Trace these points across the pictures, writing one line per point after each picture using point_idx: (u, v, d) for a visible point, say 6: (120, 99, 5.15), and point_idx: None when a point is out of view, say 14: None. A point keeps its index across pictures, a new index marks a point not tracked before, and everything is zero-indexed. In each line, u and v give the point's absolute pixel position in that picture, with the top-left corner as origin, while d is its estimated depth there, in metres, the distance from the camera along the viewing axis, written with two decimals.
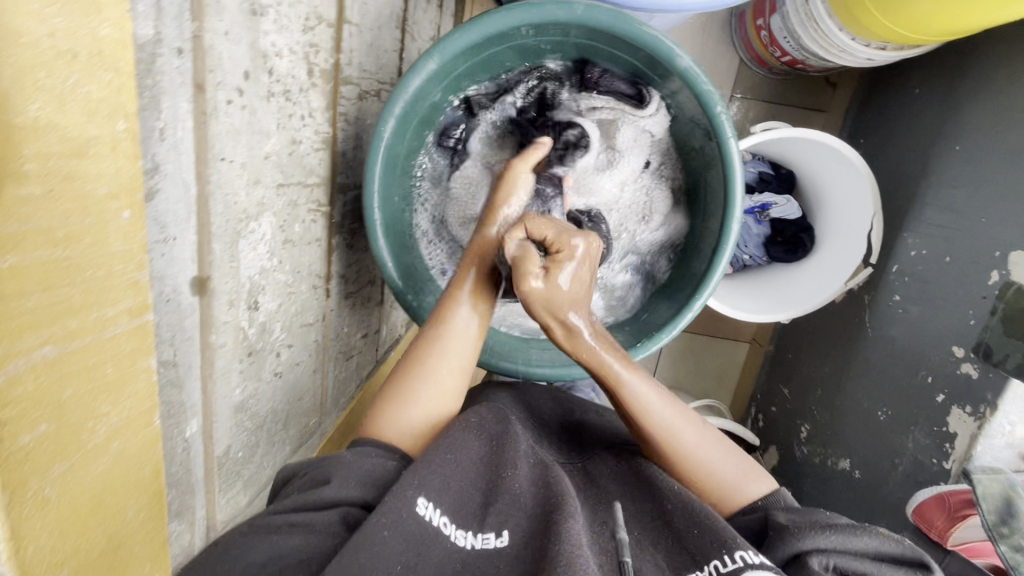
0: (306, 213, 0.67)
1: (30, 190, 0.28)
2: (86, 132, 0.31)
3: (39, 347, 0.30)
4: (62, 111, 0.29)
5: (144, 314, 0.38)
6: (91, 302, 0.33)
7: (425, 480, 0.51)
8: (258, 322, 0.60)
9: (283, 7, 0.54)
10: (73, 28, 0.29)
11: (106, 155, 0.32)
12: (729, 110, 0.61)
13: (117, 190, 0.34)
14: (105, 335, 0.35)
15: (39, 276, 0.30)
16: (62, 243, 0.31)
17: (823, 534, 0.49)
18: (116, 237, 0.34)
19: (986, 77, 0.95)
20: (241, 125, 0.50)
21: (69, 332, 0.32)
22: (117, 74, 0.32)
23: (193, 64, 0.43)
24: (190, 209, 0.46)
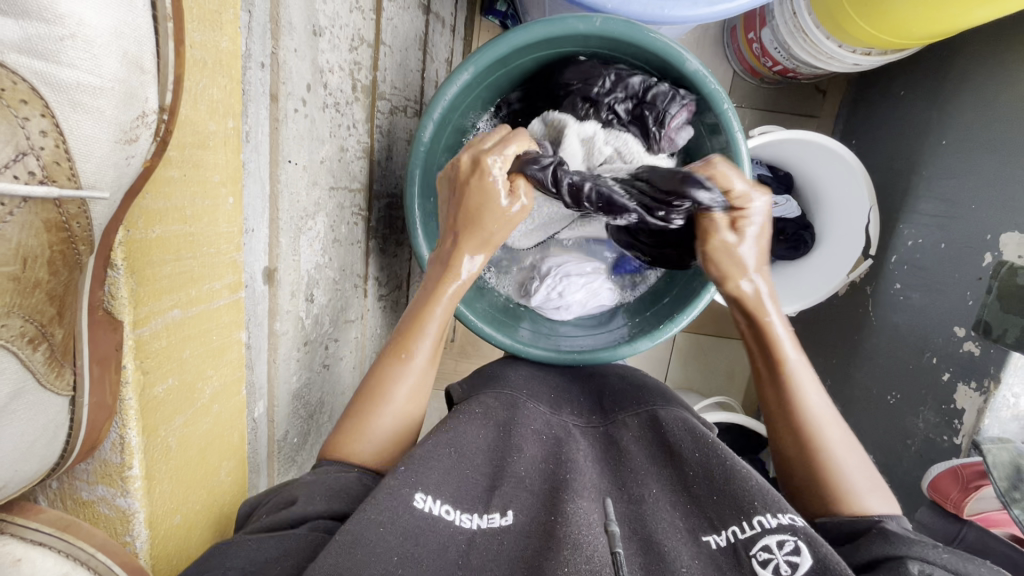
0: (350, 216, 0.73)
1: (171, 172, 0.41)
2: (209, 127, 0.43)
3: (170, 310, 0.44)
4: (195, 109, 0.41)
5: (238, 291, 0.51)
6: (205, 275, 0.46)
7: (422, 474, 0.52)
8: (313, 314, 0.65)
9: (335, 29, 0.61)
10: (206, 41, 0.41)
11: (221, 147, 0.45)
12: (734, 108, 0.67)
13: (225, 178, 0.46)
14: (215, 306, 0.48)
15: (172, 248, 0.42)
16: (190, 220, 0.43)
17: (934, 550, 0.47)
18: (224, 219, 0.47)
19: (965, 75, 1.03)
20: (304, 132, 0.56)
21: (190, 299, 0.45)
22: (230, 79, 0.44)
23: (271, 77, 0.50)
24: (264, 205, 0.53)
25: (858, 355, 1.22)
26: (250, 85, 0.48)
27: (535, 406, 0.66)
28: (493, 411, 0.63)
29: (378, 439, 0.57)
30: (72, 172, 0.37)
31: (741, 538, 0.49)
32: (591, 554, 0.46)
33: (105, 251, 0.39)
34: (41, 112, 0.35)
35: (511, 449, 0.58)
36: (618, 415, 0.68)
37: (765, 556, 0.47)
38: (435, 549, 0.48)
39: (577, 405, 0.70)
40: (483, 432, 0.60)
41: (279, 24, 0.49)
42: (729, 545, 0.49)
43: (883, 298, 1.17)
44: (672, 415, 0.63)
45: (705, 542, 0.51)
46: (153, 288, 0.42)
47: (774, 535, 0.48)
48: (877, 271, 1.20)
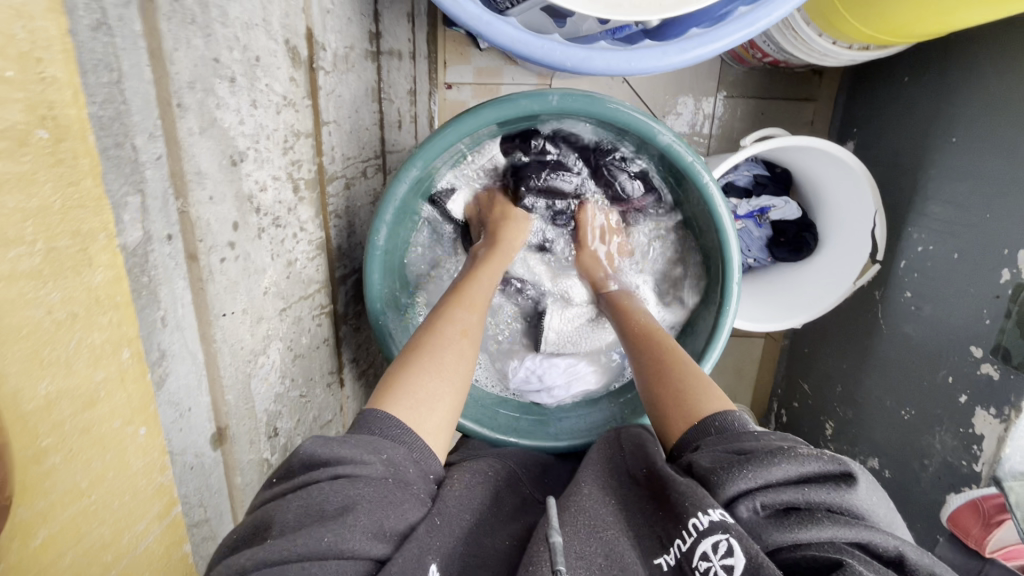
0: (311, 321, 0.68)
1: (52, 460, 0.34)
2: (94, 379, 0.36)
3: (62, 562, 0.36)
4: (70, 373, 0.34)
5: (172, 509, 0.45)
6: (122, 529, 0.40)
7: (424, 543, 0.47)
8: (279, 445, 0.61)
9: (261, 142, 0.54)
10: (69, 294, 0.33)
11: (117, 391, 0.37)
12: (717, 179, 0.60)
13: (130, 417, 0.38)
14: (140, 545, 0.42)
15: (71, 529, 0.36)
16: (88, 490, 0.37)
17: (742, 475, 0.49)
18: (135, 456, 0.40)
19: (973, 66, 0.93)
20: (238, 276, 0.51)
21: (104, 560, 0.39)
22: (116, 312, 0.36)
23: (184, 238, 0.44)
24: (200, 375, 0.47)
25: (870, 362, 1.17)
26: (157, 268, 0.41)
27: (533, 491, 0.63)
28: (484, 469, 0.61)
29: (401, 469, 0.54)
30: None
31: (684, 552, 0.47)
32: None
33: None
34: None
35: (495, 525, 0.55)
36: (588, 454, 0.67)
37: (704, 566, 0.45)
38: None
39: (560, 475, 0.69)
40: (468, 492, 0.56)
41: (185, 178, 0.43)
42: (676, 564, 0.47)
43: (893, 305, 1.11)
44: (630, 431, 0.64)
45: (657, 565, 0.48)
46: (43, 558, 0.35)
47: (709, 537, 0.45)
48: (885, 276, 1.13)
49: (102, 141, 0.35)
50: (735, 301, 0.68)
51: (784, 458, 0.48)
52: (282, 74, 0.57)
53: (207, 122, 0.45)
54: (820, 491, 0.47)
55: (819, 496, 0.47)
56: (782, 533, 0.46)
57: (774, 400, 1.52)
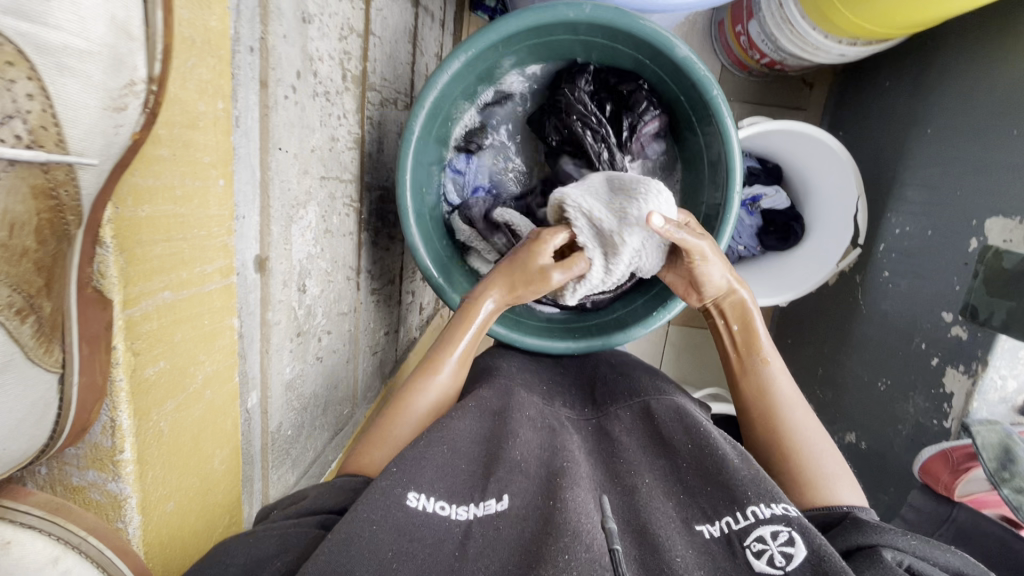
0: (342, 207, 0.72)
1: (161, 151, 0.41)
2: (199, 107, 0.43)
3: (161, 292, 0.43)
4: (183, 88, 0.41)
5: (230, 275, 0.50)
6: (197, 259, 0.46)
7: (411, 472, 0.52)
8: (306, 305, 0.64)
9: (324, 17, 0.60)
10: (193, 17, 0.41)
11: (210, 127, 0.45)
12: (724, 93, 0.68)
13: (216, 160, 0.46)
14: (206, 290, 0.48)
15: (163, 228, 0.42)
16: (181, 200, 0.43)
17: (903, 536, 0.50)
18: (214, 202, 0.46)
19: (947, 65, 1.05)
20: (295, 120, 0.56)
21: (181, 281, 0.45)
22: (218, 60, 0.44)
23: (260, 62, 0.50)
24: (255, 191, 0.53)
25: (849, 343, 1.23)
26: (239, 70, 0.48)
27: (528, 396, 0.68)
28: (486, 401, 0.64)
29: (393, 453, 0.60)
30: (59, 139, 0.36)
31: (734, 530, 0.50)
32: (590, 543, 0.46)
33: (94, 227, 0.39)
34: (27, 74, 0.34)
35: (507, 435, 0.59)
36: (610, 407, 0.70)
37: (758, 548, 0.48)
38: (430, 542, 0.47)
39: (569, 398, 0.73)
40: (475, 424, 0.60)
41: (268, 9, 0.49)
42: (723, 536, 0.50)
43: (871, 286, 1.18)
44: (665, 405, 0.65)
45: (698, 531, 0.51)
46: (142, 269, 0.41)
47: (769, 525, 0.49)
48: (866, 260, 1.21)
49: None
50: (733, 218, 0.71)
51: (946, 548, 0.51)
52: None
53: None
54: None
55: None
56: None
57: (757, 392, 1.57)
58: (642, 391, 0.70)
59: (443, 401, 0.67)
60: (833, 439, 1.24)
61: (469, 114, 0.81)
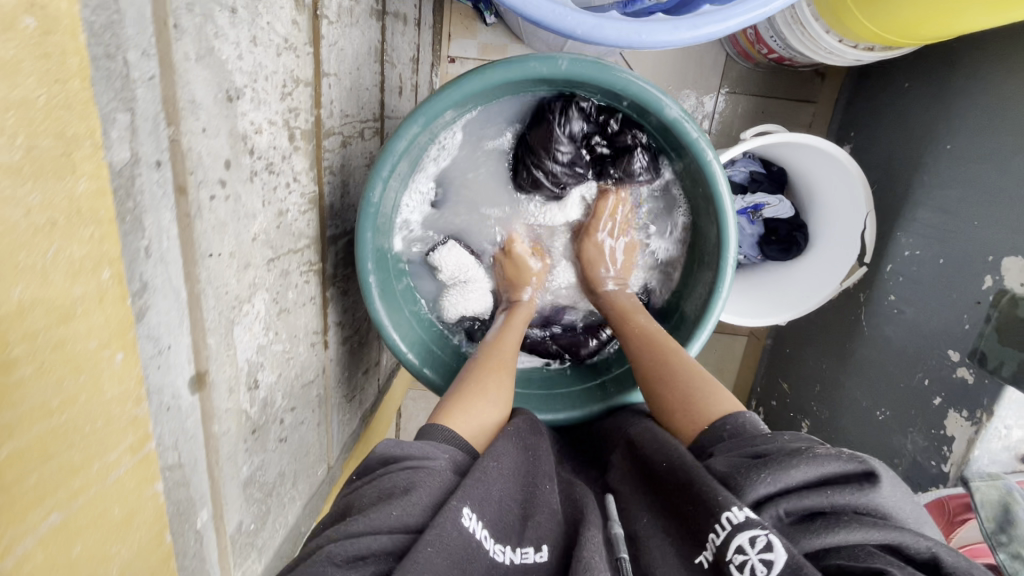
0: (299, 276, 0.66)
1: (21, 370, 0.31)
2: (72, 293, 0.33)
3: (47, 517, 0.36)
4: (45, 283, 0.31)
5: (145, 444, 0.42)
6: (91, 458, 0.37)
7: (470, 490, 0.50)
8: (259, 398, 0.59)
9: (258, 82, 0.52)
10: (47, 200, 0.30)
11: (95, 310, 0.34)
12: (720, 158, 0.61)
13: (106, 339, 0.35)
14: (109, 482, 0.39)
15: (36, 450, 0.33)
16: (57, 409, 0.34)
17: (762, 480, 0.48)
18: (109, 383, 0.37)
19: (974, 76, 0.94)
20: (227, 216, 0.49)
21: (72, 492, 0.37)
22: (97, 227, 0.33)
23: (174, 169, 0.42)
24: (183, 313, 0.45)
25: (849, 362, 1.18)
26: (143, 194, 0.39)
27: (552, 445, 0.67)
28: (522, 433, 0.63)
29: (475, 424, 0.62)
30: None
31: (719, 547, 0.45)
32: None
33: None
34: None
35: (540, 480, 0.57)
36: (608, 454, 0.68)
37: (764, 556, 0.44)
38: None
39: (576, 458, 0.70)
40: (515, 454, 0.59)
41: (179, 105, 0.41)
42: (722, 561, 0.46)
43: (876, 308, 1.12)
44: (644, 431, 0.63)
45: (697, 563, 0.47)
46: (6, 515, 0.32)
47: (746, 531, 0.43)
48: (871, 279, 1.15)
49: (92, 50, 0.33)
50: (728, 283, 0.69)
51: (802, 461, 0.47)
52: (284, 15, 0.55)
53: (204, 49, 0.43)
54: (840, 492, 0.46)
55: (841, 499, 0.46)
56: (810, 539, 0.45)
57: (751, 397, 1.53)
58: (628, 427, 0.68)
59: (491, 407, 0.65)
60: None
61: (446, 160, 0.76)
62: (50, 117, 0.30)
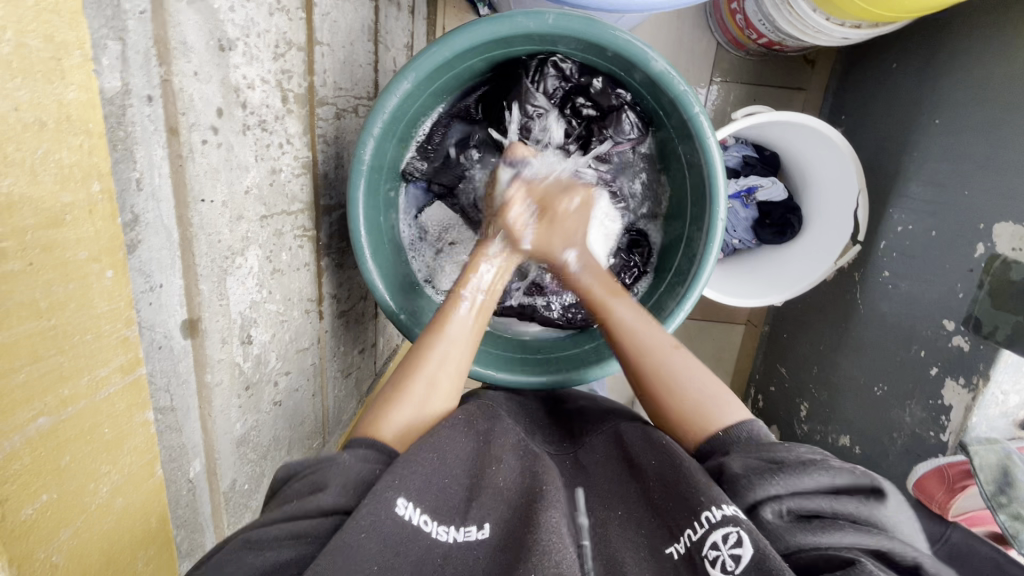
0: (293, 240, 0.67)
1: (12, 266, 0.31)
2: (60, 199, 0.33)
3: (34, 420, 0.35)
4: (35, 181, 0.31)
5: (136, 368, 0.42)
6: (81, 367, 0.37)
7: (404, 480, 0.50)
8: (252, 355, 0.60)
9: (252, 38, 0.53)
10: (38, 98, 0.30)
11: (85, 220, 0.34)
12: (706, 110, 0.62)
13: (97, 252, 0.36)
14: (100, 396, 0.40)
15: (28, 350, 0.34)
16: (47, 312, 0.34)
17: (775, 480, 0.50)
18: (100, 297, 0.37)
19: (960, 51, 0.95)
20: (219, 164, 0.50)
21: (62, 400, 0.37)
22: (87, 136, 0.33)
23: (165, 109, 0.43)
24: (174, 256, 0.47)
25: (846, 342, 1.18)
26: (134, 126, 0.40)
27: (513, 420, 0.65)
28: (472, 419, 0.61)
29: (415, 412, 0.60)
30: None
31: (694, 542, 0.48)
32: (558, 562, 0.46)
33: None
34: None
35: (490, 458, 0.57)
36: (585, 433, 0.67)
37: (713, 555, 0.46)
38: (413, 562, 0.47)
39: (549, 431, 0.70)
40: (461, 438, 0.58)
41: (170, 45, 0.42)
42: (687, 553, 0.48)
43: (871, 285, 1.12)
44: (633, 427, 0.63)
45: (667, 554, 0.49)
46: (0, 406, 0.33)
47: (719, 529, 0.47)
48: (865, 258, 1.15)
49: None
50: (718, 239, 0.67)
51: (818, 469, 0.50)
52: None
53: None
54: (848, 502, 0.48)
55: (846, 508, 0.48)
56: (809, 535, 0.47)
57: (750, 384, 1.53)
58: (617, 419, 0.67)
59: (443, 388, 0.62)
60: (826, 440, 1.22)
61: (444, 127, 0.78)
62: (39, 18, 0.29)
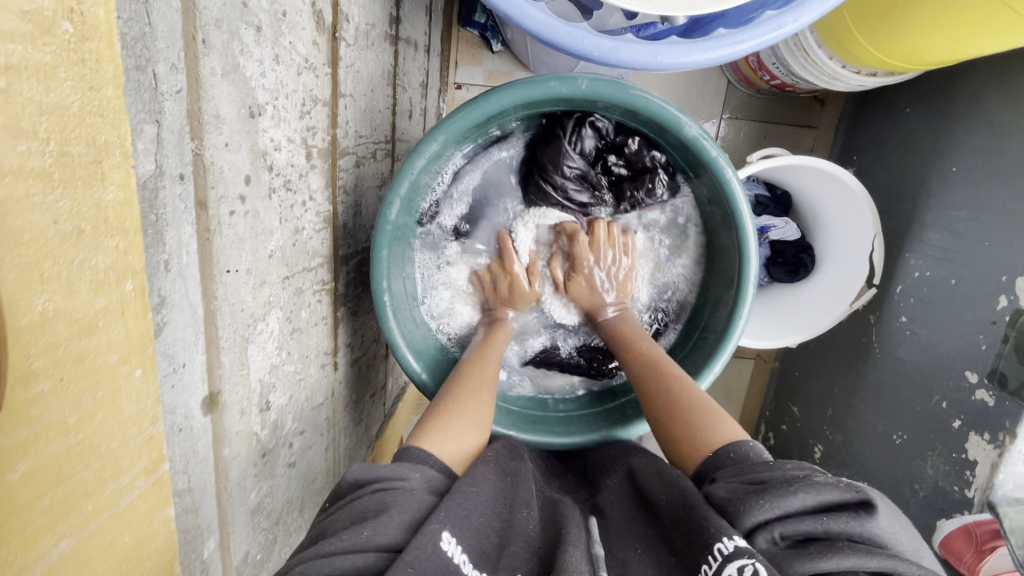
0: (312, 296, 0.65)
1: (41, 387, 0.30)
2: (95, 305, 0.32)
3: (56, 545, 0.34)
4: (70, 291, 0.31)
5: (159, 466, 0.41)
6: (105, 480, 0.37)
7: (449, 514, 0.49)
8: (269, 421, 0.57)
9: (280, 100, 0.52)
10: (75, 205, 0.30)
11: (116, 322, 0.34)
12: (739, 175, 0.63)
13: (127, 356, 0.35)
14: (123, 504, 0.39)
15: (51, 474, 0.33)
16: (74, 429, 0.33)
17: (764, 505, 0.47)
18: (127, 402, 0.36)
19: (976, 101, 0.96)
20: (245, 232, 0.48)
21: (83, 518, 0.36)
22: (123, 236, 0.33)
23: (195, 184, 0.42)
24: (197, 331, 0.44)
25: (862, 386, 1.16)
26: (166, 206, 0.39)
27: (531, 468, 0.65)
28: (503, 460, 0.62)
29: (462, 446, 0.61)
30: None
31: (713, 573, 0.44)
32: None
33: None
34: None
35: (519, 505, 0.56)
36: (601, 478, 0.66)
37: None
38: None
39: (562, 480, 0.68)
40: (494, 478, 0.57)
41: (203, 119, 0.41)
42: None
43: (887, 330, 1.11)
44: (645, 461, 0.63)
45: None
46: (27, 536, 0.32)
47: (734, 561, 0.43)
48: (880, 301, 1.14)
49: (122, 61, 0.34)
50: (749, 300, 0.68)
51: (801, 485, 0.46)
52: (306, 35, 0.55)
53: (229, 65, 0.43)
54: (836, 519, 0.45)
55: (837, 525, 0.44)
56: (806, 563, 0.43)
57: (761, 422, 1.51)
58: (629, 457, 0.67)
59: (484, 413, 0.66)
60: None
61: (475, 176, 0.80)
62: (80, 123, 0.29)
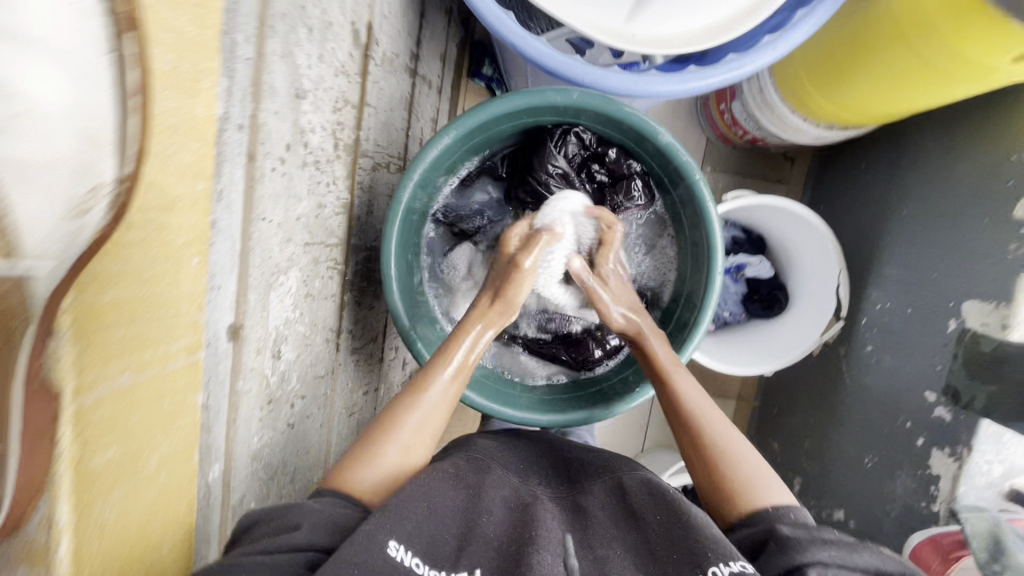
0: (325, 270, 0.72)
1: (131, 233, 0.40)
2: (174, 190, 0.43)
3: (118, 376, 0.42)
4: (161, 171, 0.42)
5: (196, 352, 0.49)
6: (160, 339, 0.45)
7: (397, 524, 0.54)
8: (278, 371, 0.63)
9: (320, 92, 0.62)
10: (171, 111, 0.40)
11: (187, 209, 0.45)
12: (705, 177, 0.76)
13: (190, 239, 0.46)
14: (168, 369, 0.47)
15: (128, 308, 0.42)
16: (149, 280, 0.43)
17: (823, 548, 0.54)
18: (185, 280, 0.46)
19: (918, 153, 1.10)
20: (281, 190, 0.57)
21: (142, 362, 0.44)
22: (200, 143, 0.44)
23: (250, 137, 0.51)
24: (234, 261, 0.52)
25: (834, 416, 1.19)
26: (227, 147, 0.48)
27: (504, 473, 0.68)
28: (464, 474, 0.65)
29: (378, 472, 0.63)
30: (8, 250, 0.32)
31: None
32: None
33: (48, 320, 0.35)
34: None
35: (482, 510, 0.61)
36: (586, 483, 0.70)
37: None
38: None
39: (546, 475, 0.72)
40: (451, 491, 0.61)
41: (262, 88, 0.51)
42: None
43: (854, 359, 1.16)
44: (636, 477, 0.67)
45: None
46: (100, 355, 0.40)
47: None
48: (847, 333, 1.21)
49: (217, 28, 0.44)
50: (716, 291, 0.78)
51: (867, 549, 0.55)
52: (345, 46, 0.66)
53: (287, 51, 0.53)
54: None
55: None
56: None
57: None
58: (618, 469, 0.70)
59: (421, 439, 0.67)
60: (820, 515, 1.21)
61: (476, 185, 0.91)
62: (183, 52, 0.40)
